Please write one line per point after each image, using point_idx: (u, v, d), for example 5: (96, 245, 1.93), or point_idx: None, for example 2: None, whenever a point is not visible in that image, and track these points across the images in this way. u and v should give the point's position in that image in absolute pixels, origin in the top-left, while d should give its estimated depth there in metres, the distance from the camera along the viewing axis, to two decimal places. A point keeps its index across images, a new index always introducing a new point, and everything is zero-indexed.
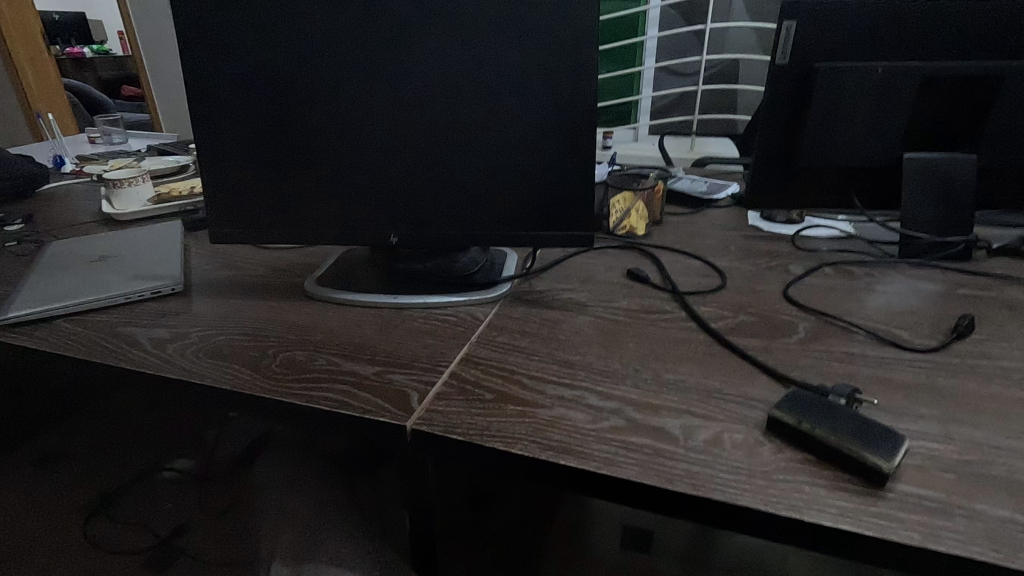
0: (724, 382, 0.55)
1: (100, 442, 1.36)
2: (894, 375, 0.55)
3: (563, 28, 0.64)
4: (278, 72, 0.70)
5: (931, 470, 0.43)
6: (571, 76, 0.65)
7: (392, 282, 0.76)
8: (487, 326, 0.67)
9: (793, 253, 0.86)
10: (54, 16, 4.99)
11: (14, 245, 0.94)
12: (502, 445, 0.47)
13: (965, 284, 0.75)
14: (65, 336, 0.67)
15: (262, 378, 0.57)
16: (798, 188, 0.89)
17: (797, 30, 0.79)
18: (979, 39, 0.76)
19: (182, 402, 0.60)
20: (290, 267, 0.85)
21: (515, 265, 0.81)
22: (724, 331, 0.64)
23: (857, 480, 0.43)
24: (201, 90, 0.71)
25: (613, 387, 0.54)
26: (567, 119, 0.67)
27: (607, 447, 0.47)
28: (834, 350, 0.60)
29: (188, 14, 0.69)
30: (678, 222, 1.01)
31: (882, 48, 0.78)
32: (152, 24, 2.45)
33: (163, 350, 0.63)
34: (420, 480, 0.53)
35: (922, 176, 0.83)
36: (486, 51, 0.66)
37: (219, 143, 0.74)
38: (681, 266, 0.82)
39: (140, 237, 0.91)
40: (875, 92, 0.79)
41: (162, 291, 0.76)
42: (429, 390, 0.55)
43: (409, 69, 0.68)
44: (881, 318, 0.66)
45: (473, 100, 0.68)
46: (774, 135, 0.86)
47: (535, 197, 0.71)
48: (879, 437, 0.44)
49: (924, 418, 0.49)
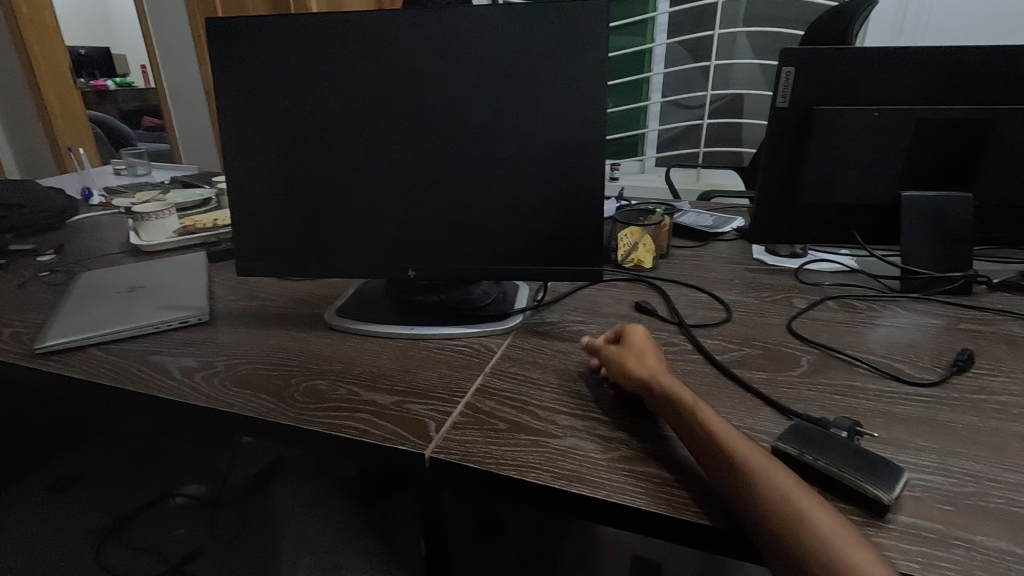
0: (729, 413, 0.57)
1: (114, 468, 1.38)
2: (896, 409, 0.57)
3: (573, 76, 0.68)
4: (305, 119, 0.74)
5: (930, 502, 0.45)
6: (580, 124, 0.69)
7: (409, 313, 0.79)
8: (501, 357, 0.70)
9: (796, 287, 0.89)
10: (80, 51, 5.24)
11: (46, 275, 0.98)
12: (516, 473, 0.49)
13: (965, 319, 0.77)
14: (98, 364, 0.70)
15: (286, 407, 0.60)
16: (801, 223, 0.92)
17: (795, 76, 0.83)
18: (974, 84, 0.80)
19: (208, 429, 0.63)
20: (311, 298, 0.89)
21: (526, 297, 0.85)
22: (729, 363, 0.66)
23: (859, 511, 0.44)
24: (232, 134, 0.76)
25: (621, 418, 0.57)
26: (577, 159, 0.71)
27: (617, 476, 0.49)
28: (837, 383, 0.62)
29: (222, 63, 0.74)
30: (685, 256, 1.04)
31: (879, 92, 0.82)
32: (177, 61, 2.56)
33: (191, 378, 0.66)
34: (437, 507, 0.55)
35: (918, 214, 0.86)
36: (500, 98, 0.70)
37: (248, 183, 0.78)
38: (688, 299, 0.85)
39: (168, 268, 0.95)
40: (872, 134, 0.83)
41: (189, 321, 0.79)
42: (446, 420, 0.57)
43: (427, 114, 0.72)
44: (883, 352, 0.68)
45: (488, 141, 0.72)
46: (774, 173, 0.89)
47: (545, 234, 0.74)
48: (880, 469, 0.45)
49: (925, 450, 0.51)
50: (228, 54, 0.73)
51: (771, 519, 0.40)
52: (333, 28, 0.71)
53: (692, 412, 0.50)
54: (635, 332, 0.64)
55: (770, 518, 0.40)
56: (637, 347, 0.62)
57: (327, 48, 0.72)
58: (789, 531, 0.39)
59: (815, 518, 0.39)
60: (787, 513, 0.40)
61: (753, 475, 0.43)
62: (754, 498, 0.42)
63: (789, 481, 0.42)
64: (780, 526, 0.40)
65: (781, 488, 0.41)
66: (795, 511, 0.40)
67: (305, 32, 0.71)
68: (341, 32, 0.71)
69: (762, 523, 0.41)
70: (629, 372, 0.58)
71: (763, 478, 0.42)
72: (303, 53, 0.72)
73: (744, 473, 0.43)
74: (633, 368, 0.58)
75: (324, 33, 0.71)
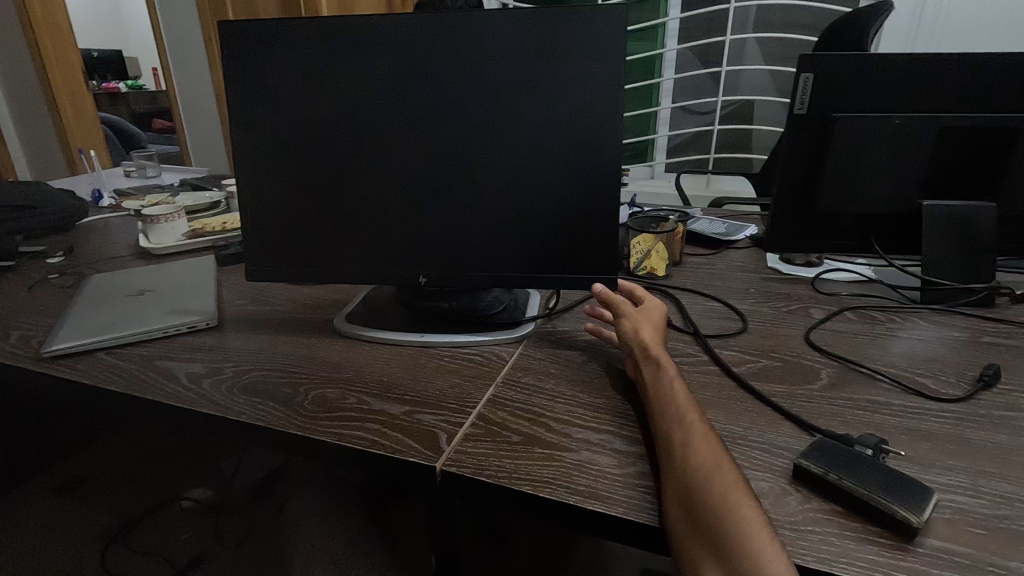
0: (749, 428, 0.55)
1: (122, 470, 1.38)
2: (922, 426, 0.55)
3: (588, 81, 0.67)
4: (316, 124, 0.74)
5: (961, 525, 0.43)
6: (594, 129, 0.68)
7: (419, 320, 0.78)
8: (512, 366, 0.68)
9: (813, 297, 0.87)
10: (93, 53, 5.29)
11: (55, 277, 0.98)
12: (529, 488, 0.48)
13: (988, 332, 0.75)
14: (105, 369, 0.69)
15: (295, 416, 0.59)
16: (818, 232, 0.90)
17: (814, 82, 0.81)
18: (999, 91, 0.78)
19: (217, 436, 0.62)
20: (320, 304, 0.88)
21: (537, 305, 0.84)
22: (746, 376, 0.65)
23: (888, 534, 0.43)
24: (243, 138, 0.75)
25: (637, 432, 0.55)
26: (590, 165, 0.69)
27: (633, 492, 0.47)
28: (859, 398, 0.60)
29: (237, 68, 0.73)
30: (699, 264, 1.02)
31: (900, 99, 0.80)
32: (187, 63, 2.57)
33: (199, 385, 0.65)
34: (448, 520, 0.54)
35: (939, 223, 0.84)
36: (513, 102, 0.69)
37: (259, 189, 0.77)
38: (702, 309, 0.83)
39: (177, 271, 0.94)
40: (892, 141, 0.81)
41: (198, 326, 0.79)
42: (457, 431, 0.56)
43: (438, 119, 0.71)
44: (905, 365, 0.67)
45: (500, 146, 0.71)
46: (791, 180, 0.88)
47: (560, 240, 0.73)
48: (908, 490, 0.44)
49: (953, 470, 0.49)
50: (240, 59, 0.73)
51: (692, 505, 0.42)
52: (345, 31, 0.70)
53: (674, 405, 0.52)
54: (648, 304, 0.70)
55: (692, 503, 0.42)
56: (650, 321, 0.67)
57: (340, 52, 0.71)
58: (704, 514, 0.41)
59: (738, 511, 0.41)
60: (709, 501, 0.41)
61: (696, 467, 0.44)
62: (685, 484, 0.43)
63: (729, 476, 0.43)
64: (698, 510, 0.41)
65: (717, 482, 0.43)
66: (719, 502, 0.41)
67: (318, 36, 0.71)
68: (354, 36, 0.70)
69: (682, 504, 0.43)
70: (629, 333, 0.64)
71: (705, 471, 0.44)
72: (315, 57, 0.72)
73: (690, 464, 0.45)
74: (634, 329, 0.64)
75: (337, 38, 0.71)
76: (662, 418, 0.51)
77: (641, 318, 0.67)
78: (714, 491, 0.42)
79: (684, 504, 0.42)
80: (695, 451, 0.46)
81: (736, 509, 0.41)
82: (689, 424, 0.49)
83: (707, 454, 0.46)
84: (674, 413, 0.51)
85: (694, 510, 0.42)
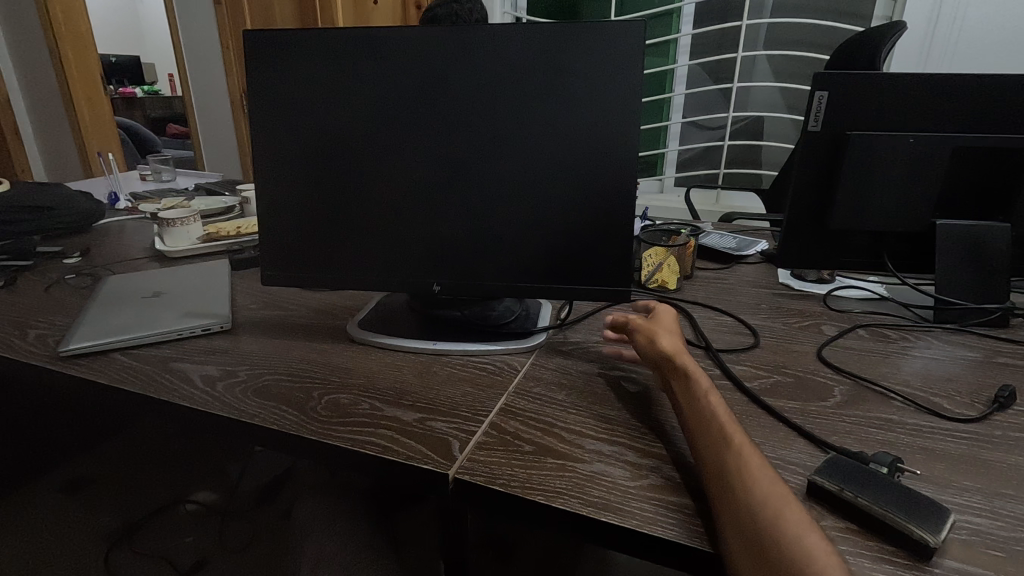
0: (762, 443, 0.55)
1: (128, 472, 1.38)
2: (936, 445, 0.55)
3: (608, 94, 0.67)
4: (336, 131, 0.75)
5: (978, 547, 0.43)
6: (609, 141, 0.69)
7: (431, 328, 0.79)
8: (524, 376, 0.69)
9: (825, 314, 0.87)
10: (111, 58, 5.38)
11: (72, 277, 1.00)
12: (542, 498, 0.48)
13: (1003, 353, 0.75)
14: (121, 369, 0.70)
15: (309, 420, 0.59)
16: (828, 249, 0.91)
17: (828, 100, 0.81)
18: (1016, 114, 0.78)
19: (229, 439, 0.62)
20: (333, 310, 0.88)
21: (549, 315, 0.84)
22: (758, 391, 0.65)
23: (904, 554, 0.42)
24: (262, 145, 0.77)
25: (650, 445, 0.55)
26: (604, 177, 0.70)
27: (647, 505, 0.47)
28: (873, 416, 0.60)
29: (260, 76, 0.75)
30: (710, 278, 1.02)
31: (914, 120, 0.80)
32: (203, 69, 2.60)
33: (212, 387, 0.66)
34: (460, 529, 0.54)
35: (953, 243, 0.84)
36: (529, 114, 0.70)
37: (279, 194, 0.78)
38: (714, 323, 0.83)
39: (192, 275, 0.95)
40: (906, 162, 0.81)
41: (212, 328, 0.79)
42: (469, 439, 0.56)
43: (455, 129, 0.72)
44: (919, 384, 0.66)
45: (516, 157, 0.72)
46: (805, 198, 0.88)
47: (572, 250, 0.73)
48: (926, 511, 0.43)
49: (969, 491, 0.49)
50: (266, 70, 0.74)
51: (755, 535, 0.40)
52: (366, 41, 0.71)
53: (720, 429, 0.49)
54: (664, 315, 0.68)
55: (755, 531, 0.40)
56: (672, 331, 0.65)
57: (360, 62, 0.72)
58: (770, 544, 0.39)
59: (806, 542, 0.39)
60: (773, 532, 0.40)
61: (758, 499, 0.42)
62: (746, 517, 0.41)
63: (791, 505, 0.42)
64: (764, 540, 0.40)
65: (781, 512, 0.41)
66: (790, 543, 0.39)
67: (338, 47, 0.72)
68: (373, 46, 0.71)
69: (744, 533, 0.41)
70: (653, 347, 0.63)
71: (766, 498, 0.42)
72: (335, 66, 0.73)
73: (748, 489, 0.43)
74: (659, 345, 0.63)
75: (358, 49, 0.72)
76: (705, 436, 0.49)
77: (668, 334, 0.64)
78: (782, 527, 0.40)
79: (747, 534, 0.41)
80: (754, 482, 0.44)
81: (809, 546, 0.39)
82: (740, 451, 0.47)
83: (770, 488, 0.43)
84: (719, 436, 0.49)
85: (758, 538, 0.40)
